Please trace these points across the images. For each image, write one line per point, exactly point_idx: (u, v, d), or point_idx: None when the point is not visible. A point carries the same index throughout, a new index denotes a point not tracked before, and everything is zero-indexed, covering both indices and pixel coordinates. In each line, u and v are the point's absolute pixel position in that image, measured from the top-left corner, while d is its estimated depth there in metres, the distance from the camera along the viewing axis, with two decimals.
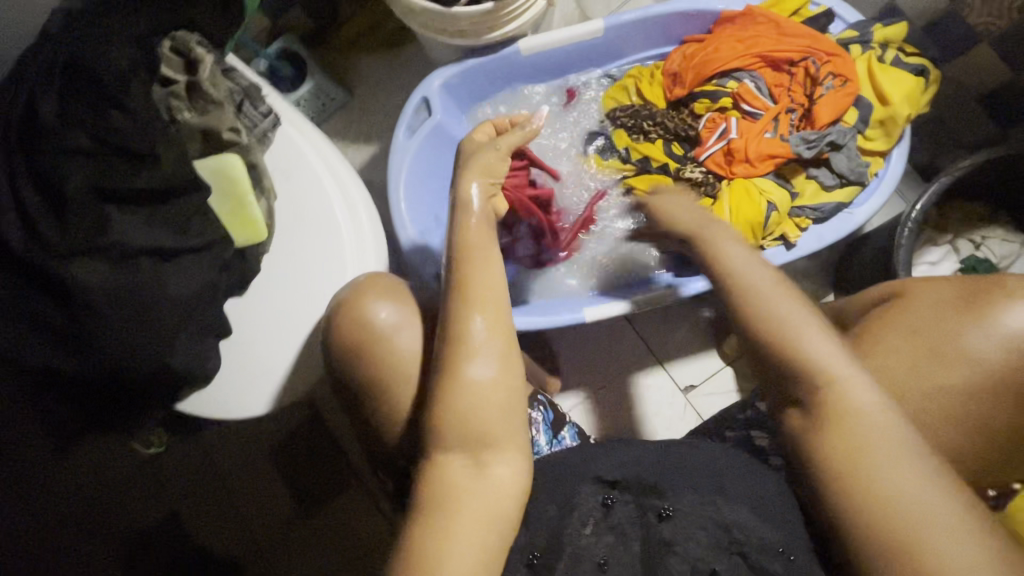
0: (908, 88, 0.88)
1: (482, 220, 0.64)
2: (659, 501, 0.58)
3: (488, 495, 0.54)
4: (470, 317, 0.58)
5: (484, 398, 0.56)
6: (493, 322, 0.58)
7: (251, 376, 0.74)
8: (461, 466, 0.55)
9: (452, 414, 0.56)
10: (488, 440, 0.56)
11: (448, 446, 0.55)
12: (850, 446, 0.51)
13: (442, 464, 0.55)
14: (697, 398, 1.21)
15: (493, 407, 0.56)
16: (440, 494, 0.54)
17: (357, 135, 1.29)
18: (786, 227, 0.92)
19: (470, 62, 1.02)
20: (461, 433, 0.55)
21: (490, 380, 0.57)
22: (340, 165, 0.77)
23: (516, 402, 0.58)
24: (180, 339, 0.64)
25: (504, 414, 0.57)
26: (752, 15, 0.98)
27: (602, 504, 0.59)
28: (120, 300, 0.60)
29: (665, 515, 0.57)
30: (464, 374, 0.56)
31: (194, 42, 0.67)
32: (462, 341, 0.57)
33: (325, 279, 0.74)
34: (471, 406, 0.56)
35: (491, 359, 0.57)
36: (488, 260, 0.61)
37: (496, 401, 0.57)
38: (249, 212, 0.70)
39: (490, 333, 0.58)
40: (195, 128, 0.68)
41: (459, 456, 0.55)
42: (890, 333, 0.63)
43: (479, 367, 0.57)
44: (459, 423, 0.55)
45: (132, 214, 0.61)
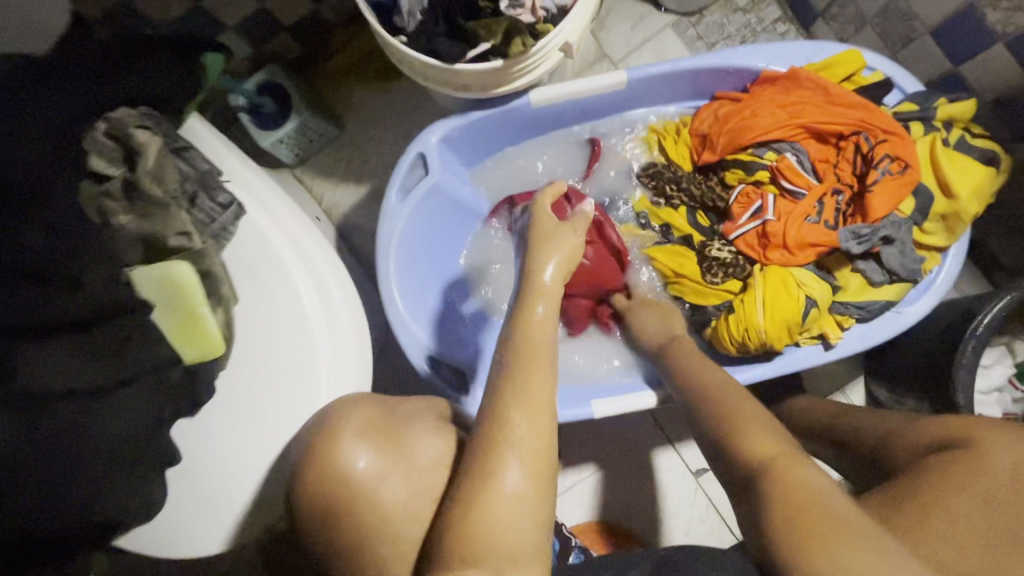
0: (978, 180, 0.76)
1: (548, 325, 0.60)
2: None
3: None
4: (510, 415, 0.52)
5: (516, 516, 0.49)
6: (534, 422, 0.53)
7: (203, 508, 0.63)
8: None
9: (480, 524, 0.49)
10: (518, 558, 0.49)
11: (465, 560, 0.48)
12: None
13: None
14: (708, 484, 1.11)
15: (526, 521, 0.50)
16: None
17: (348, 175, 1.18)
18: (826, 325, 0.82)
19: (473, 116, 0.90)
20: (480, 550, 0.48)
21: (520, 494, 0.50)
22: (316, 257, 0.64)
23: (547, 521, 0.52)
24: (112, 487, 0.53)
25: (534, 531, 0.50)
26: (796, 78, 0.84)
27: None
28: (28, 458, 0.48)
29: None
30: (495, 484, 0.50)
31: (133, 124, 0.55)
32: (501, 440, 0.51)
33: (293, 398, 0.62)
34: (502, 520, 0.49)
35: (525, 471, 0.51)
36: (545, 368, 0.56)
37: (530, 512, 0.50)
38: (203, 327, 0.57)
39: (534, 433, 0.53)
40: (133, 235, 0.54)
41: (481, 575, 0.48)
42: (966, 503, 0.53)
43: (511, 478, 0.50)
44: (485, 537, 0.48)
45: (46, 349, 0.49)
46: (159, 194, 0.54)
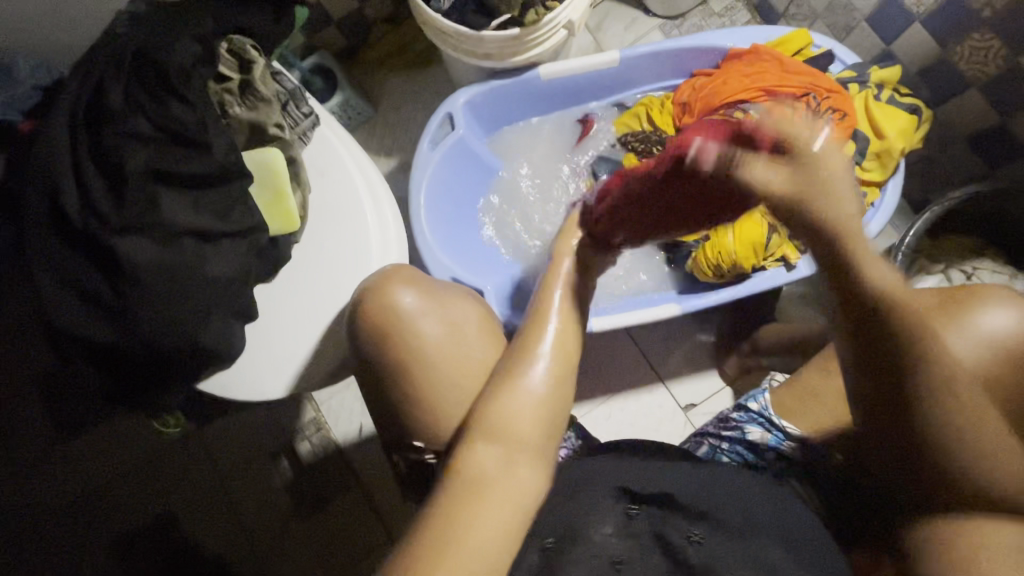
0: (903, 125, 0.95)
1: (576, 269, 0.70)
2: (688, 525, 0.61)
3: (512, 487, 0.54)
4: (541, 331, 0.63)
5: (538, 401, 0.59)
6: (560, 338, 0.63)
7: (273, 361, 0.77)
8: (490, 458, 0.55)
9: (499, 415, 0.58)
10: (526, 448, 0.57)
11: (480, 439, 0.57)
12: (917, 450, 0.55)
13: (473, 454, 0.56)
14: (696, 417, 1.23)
15: (537, 421, 0.58)
16: (467, 478, 0.54)
17: (380, 148, 1.36)
18: (786, 250, 0.98)
19: (494, 83, 1.08)
20: (501, 421, 0.58)
21: (542, 386, 0.60)
22: (371, 165, 0.82)
23: (562, 417, 0.60)
24: (213, 318, 0.67)
25: (553, 418, 0.60)
26: (757, 53, 1.04)
27: (625, 515, 0.62)
28: (163, 274, 0.64)
29: (693, 540, 0.60)
30: (523, 374, 0.60)
31: (249, 45, 0.72)
32: (527, 355, 0.62)
33: (350, 270, 0.77)
34: (515, 412, 0.58)
35: (546, 372, 0.61)
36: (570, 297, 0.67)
37: (543, 416, 0.59)
38: (285, 204, 0.73)
39: (554, 345, 0.62)
40: (244, 123, 0.73)
41: (493, 454, 0.56)
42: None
43: (536, 371, 0.60)
44: (501, 425, 0.57)
45: (182, 198, 0.66)
46: (265, 94, 0.73)
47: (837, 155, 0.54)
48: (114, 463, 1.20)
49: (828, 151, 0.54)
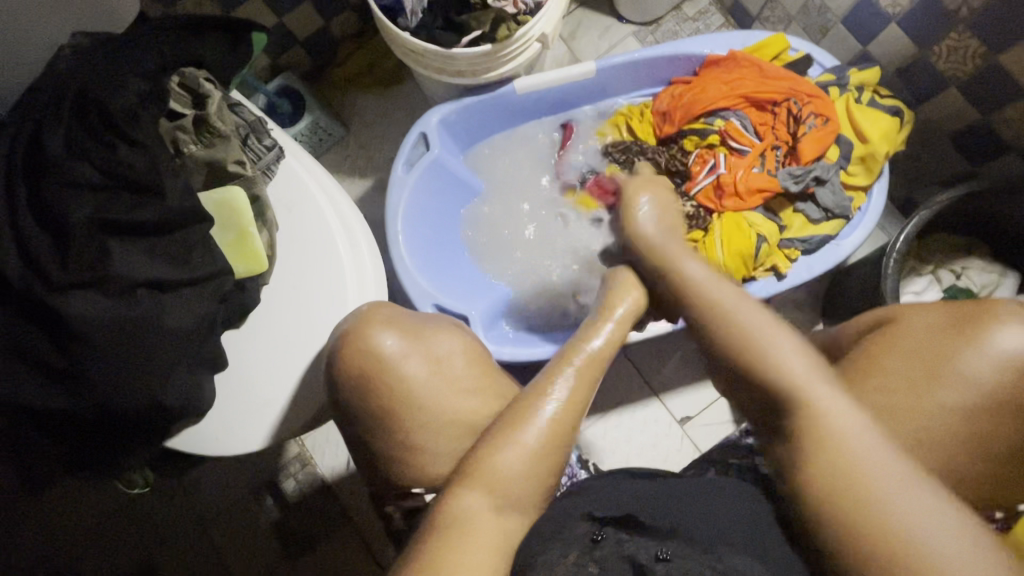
0: (885, 128, 0.94)
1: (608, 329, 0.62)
2: (655, 543, 0.53)
3: (480, 549, 0.50)
4: (547, 401, 0.57)
5: (523, 471, 0.54)
6: (567, 403, 0.57)
7: (246, 413, 0.71)
8: (479, 510, 0.53)
9: (493, 465, 0.54)
10: (516, 504, 0.54)
11: (471, 482, 0.53)
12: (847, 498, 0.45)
13: (458, 504, 0.52)
14: (694, 430, 1.19)
15: (532, 479, 0.55)
16: (451, 525, 0.51)
17: (353, 169, 1.31)
18: (777, 259, 0.95)
19: (468, 100, 1.05)
20: (486, 483, 0.53)
21: (533, 453, 0.55)
22: (343, 197, 0.78)
23: (546, 484, 0.56)
24: (176, 374, 0.62)
25: (537, 486, 0.55)
26: (735, 58, 1.01)
27: (590, 539, 0.55)
28: (117, 331, 0.59)
29: (660, 558, 0.52)
30: (516, 438, 0.55)
31: (202, 78, 0.69)
32: (526, 415, 0.56)
33: (324, 310, 0.73)
34: (501, 477, 0.53)
35: (539, 438, 0.55)
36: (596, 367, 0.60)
37: (538, 475, 0.55)
38: (251, 244, 0.69)
39: (560, 417, 0.56)
40: (200, 161, 0.68)
41: (476, 510, 0.52)
42: (895, 351, 0.63)
43: (525, 441, 0.55)
44: (496, 475, 0.54)
45: (134, 246, 0.61)
46: (223, 130, 0.68)
47: (707, 273, 0.60)
48: (89, 514, 1.14)
49: (693, 273, 0.60)
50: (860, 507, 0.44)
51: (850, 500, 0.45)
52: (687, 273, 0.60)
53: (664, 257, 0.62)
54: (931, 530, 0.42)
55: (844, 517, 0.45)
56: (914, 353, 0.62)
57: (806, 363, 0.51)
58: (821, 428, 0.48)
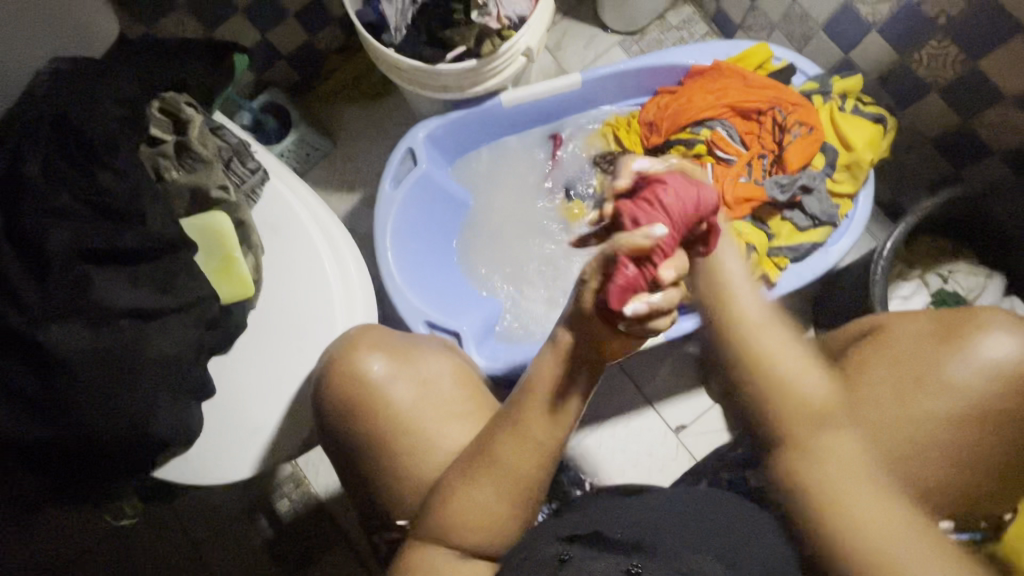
0: (869, 135, 0.95)
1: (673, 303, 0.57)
2: (627, 558, 0.52)
3: None
4: (505, 448, 0.55)
5: (481, 517, 0.55)
6: (528, 446, 0.55)
7: (234, 440, 0.70)
8: (445, 557, 0.56)
9: (453, 521, 0.56)
10: (481, 551, 0.56)
11: (432, 533, 0.56)
12: (827, 504, 0.48)
13: (425, 553, 0.56)
14: (688, 438, 1.19)
15: (491, 532, 0.56)
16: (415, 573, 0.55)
17: (341, 183, 1.30)
18: (766, 268, 0.94)
19: (455, 114, 1.05)
20: (448, 530, 0.56)
21: (492, 501, 0.55)
22: (329, 217, 0.77)
23: (513, 521, 0.57)
24: (161, 405, 0.61)
25: (504, 525, 0.56)
26: (718, 68, 1.02)
27: (558, 559, 0.53)
28: (100, 362, 0.58)
29: (634, 571, 0.50)
30: (474, 486, 0.55)
31: (184, 103, 0.68)
32: (486, 463, 0.56)
33: (312, 335, 0.72)
34: (462, 524, 0.55)
35: (495, 488, 0.55)
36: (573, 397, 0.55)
37: (499, 527, 0.56)
38: (235, 269, 0.68)
39: (521, 461, 0.55)
40: (183, 187, 0.67)
41: (444, 552, 0.56)
42: (885, 358, 0.63)
43: (483, 490, 0.55)
44: (457, 531, 0.55)
45: (116, 274, 0.60)
46: (204, 154, 0.67)
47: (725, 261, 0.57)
48: (79, 540, 1.12)
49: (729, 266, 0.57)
50: (842, 525, 0.47)
51: (855, 519, 0.47)
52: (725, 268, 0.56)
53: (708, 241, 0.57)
54: (901, 552, 0.45)
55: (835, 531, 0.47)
56: (901, 362, 0.62)
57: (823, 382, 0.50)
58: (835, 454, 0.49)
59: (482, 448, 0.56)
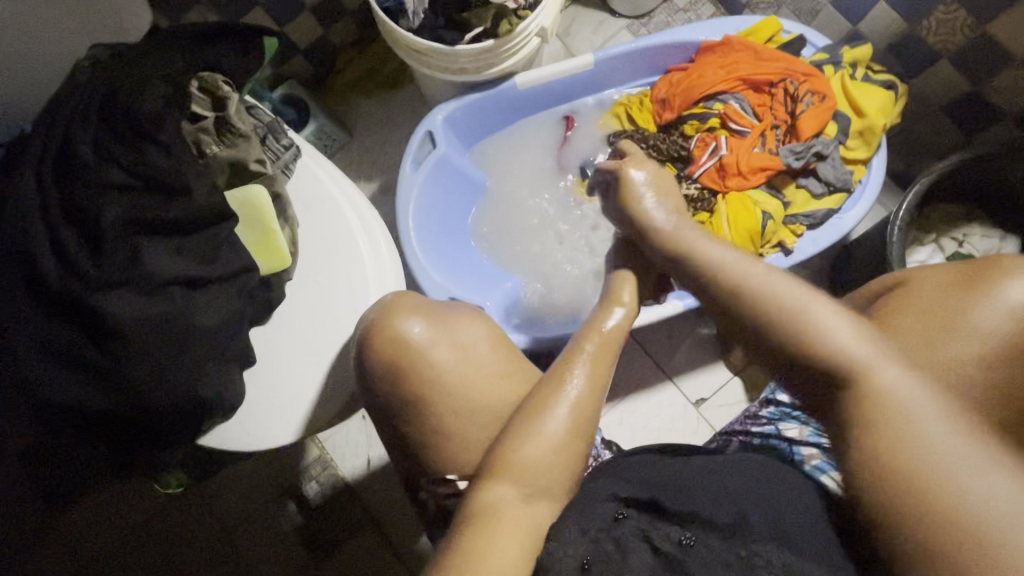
0: (881, 102, 0.96)
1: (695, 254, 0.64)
2: (679, 528, 0.53)
3: (524, 521, 0.53)
4: (567, 389, 0.61)
5: (551, 447, 0.57)
6: (587, 387, 0.61)
7: (276, 408, 0.72)
8: (512, 500, 0.54)
9: (521, 455, 0.57)
10: (546, 491, 0.56)
11: (502, 475, 0.56)
12: (907, 470, 0.45)
13: (494, 498, 0.54)
14: (709, 411, 1.21)
15: (559, 466, 0.57)
16: (489, 514, 0.53)
17: (359, 173, 1.33)
18: (782, 235, 0.97)
19: (471, 97, 1.07)
20: (519, 463, 0.56)
21: (559, 432, 0.58)
22: (358, 193, 0.79)
23: (577, 458, 0.59)
24: (210, 369, 0.64)
25: (570, 461, 0.58)
26: (729, 43, 1.04)
27: (612, 518, 0.55)
28: (153, 328, 0.60)
29: (686, 543, 0.52)
30: (541, 419, 0.59)
31: (221, 82, 0.69)
32: (550, 401, 0.60)
33: (350, 304, 0.74)
34: (533, 454, 0.57)
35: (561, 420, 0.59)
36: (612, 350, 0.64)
37: (566, 462, 0.58)
38: (274, 240, 0.71)
39: (582, 397, 0.61)
40: (224, 162, 0.70)
41: (514, 488, 0.55)
42: (906, 318, 0.58)
43: (552, 423, 0.58)
44: (527, 465, 0.56)
45: (163, 245, 0.63)
46: (243, 130, 0.70)
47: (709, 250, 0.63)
48: (114, 530, 1.14)
49: (714, 254, 0.62)
50: (939, 505, 0.43)
51: (932, 489, 0.44)
52: (710, 254, 0.62)
53: (678, 241, 0.66)
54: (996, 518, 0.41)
55: (924, 508, 0.43)
56: None
57: (855, 337, 0.51)
58: (885, 406, 0.48)
59: (541, 391, 0.61)
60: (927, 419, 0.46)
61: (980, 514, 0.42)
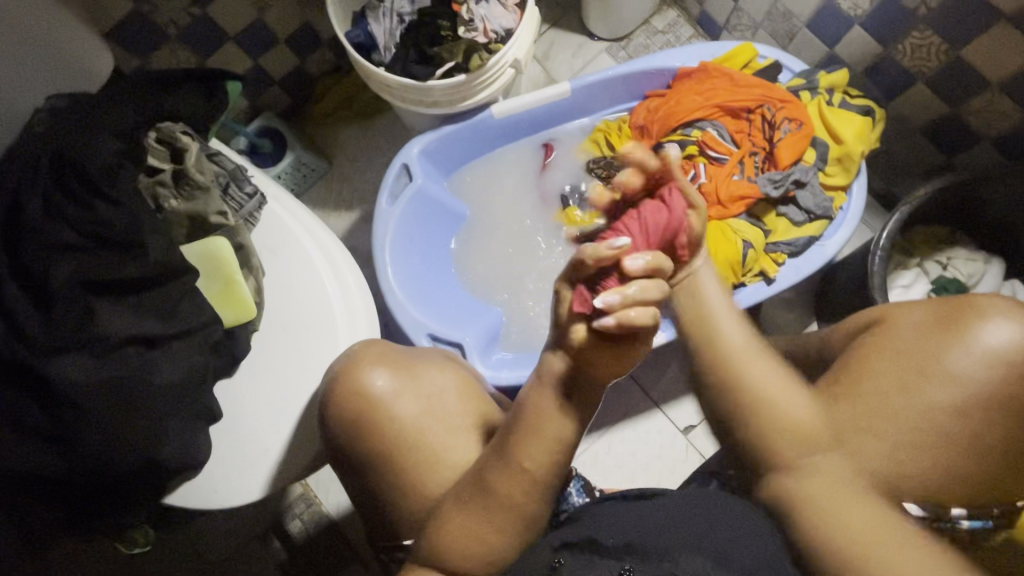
0: (859, 128, 0.95)
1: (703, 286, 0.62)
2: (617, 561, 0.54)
3: None
4: (495, 479, 0.55)
5: (477, 547, 0.55)
6: (519, 480, 0.54)
7: (243, 463, 0.70)
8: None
9: (448, 546, 0.56)
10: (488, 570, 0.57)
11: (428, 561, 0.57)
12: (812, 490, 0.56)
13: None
14: (697, 439, 1.19)
15: (487, 558, 0.56)
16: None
17: (340, 202, 1.32)
18: (764, 264, 0.96)
19: (446, 129, 1.06)
20: (444, 556, 0.56)
21: (488, 528, 0.55)
22: (326, 237, 0.77)
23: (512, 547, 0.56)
24: (170, 429, 0.62)
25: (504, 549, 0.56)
26: (707, 70, 1.03)
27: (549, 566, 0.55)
28: (108, 392, 0.58)
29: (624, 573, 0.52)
30: (467, 515, 0.56)
31: (179, 132, 0.69)
32: (484, 490, 0.55)
33: (317, 354, 0.72)
34: (459, 549, 0.56)
35: (491, 516, 0.55)
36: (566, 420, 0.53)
37: (501, 549, 0.56)
38: (238, 292, 0.69)
39: (513, 491, 0.54)
40: (183, 215, 0.68)
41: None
42: (883, 362, 0.61)
43: (479, 522, 0.55)
44: (454, 555, 0.56)
45: (120, 304, 0.61)
46: (202, 181, 0.68)
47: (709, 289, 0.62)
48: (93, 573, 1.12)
49: (708, 291, 0.62)
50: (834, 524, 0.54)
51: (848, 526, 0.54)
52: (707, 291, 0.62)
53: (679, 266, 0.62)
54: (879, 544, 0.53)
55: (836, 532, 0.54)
56: (904, 355, 0.61)
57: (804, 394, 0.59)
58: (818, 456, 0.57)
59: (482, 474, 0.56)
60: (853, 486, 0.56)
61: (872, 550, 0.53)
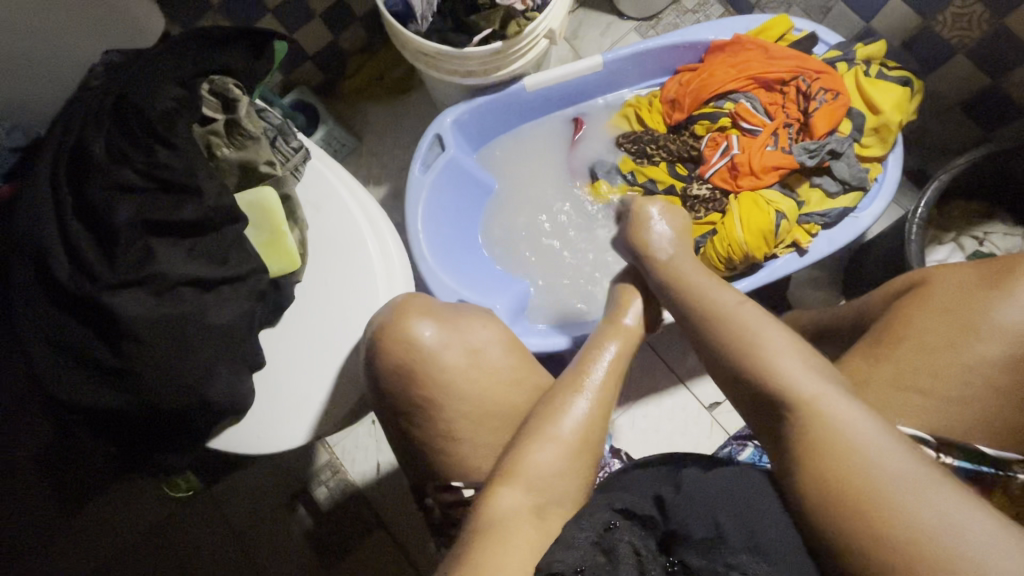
0: (897, 98, 0.95)
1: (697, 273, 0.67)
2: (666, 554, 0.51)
3: (524, 526, 0.52)
4: (575, 397, 0.60)
5: (559, 463, 0.56)
6: (596, 399, 0.61)
7: (286, 412, 0.72)
8: (517, 513, 0.53)
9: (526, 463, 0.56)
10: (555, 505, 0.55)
11: (510, 483, 0.54)
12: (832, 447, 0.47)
13: (494, 507, 0.53)
14: (722, 416, 1.19)
15: (559, 474, 0.56)
16: (489, 525, 0.51)
17: (369, 177, 1.33)
18: (797, 234, 0.95)
19: (480, 100, 1.07)
20: (525, 473, 0.55)
21: (568, 446, 0.57)
22: (367, 195, 0.79)
23: (584, 471, 0.58)
24: (219, 370, 0.63)
25: (578, 474, 0.57)
26: (740, 42, 1.03)
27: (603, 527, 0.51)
28: (162, 328, 0.60)
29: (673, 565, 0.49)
30: (551, 432, 0.58)
31: (231, 84, 0.70)
32: (557, 410, 0.59)
33: (359, 307, 0.74)
34: (534, 469, 0.55)
35: (575, 431, 0.58)
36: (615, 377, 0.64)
37: (574, 469, 0.57)
38: (284, 242, 0.71)
39: (594, 406, 0.60)
40: (234, 164, 0.71)
41: (519, 500, 0.53)
42: (926, 318, 0.62)
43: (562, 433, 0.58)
44: (527, 476, 0.55)
45: (175, 246, 0.64)
46: (253, 131, 0.71)
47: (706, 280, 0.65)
48: (125, 534, 1.14)
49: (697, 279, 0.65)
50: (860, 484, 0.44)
51: (841, 458, 0.46)
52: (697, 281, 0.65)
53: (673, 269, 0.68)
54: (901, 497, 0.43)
55: (823, 473, 0.46)
56: (949, 311, 0.61)
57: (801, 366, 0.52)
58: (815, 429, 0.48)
59: (545, 404, 0.61)
60: (854, 416, 0.48)
61: (894, 490, 0.43)
